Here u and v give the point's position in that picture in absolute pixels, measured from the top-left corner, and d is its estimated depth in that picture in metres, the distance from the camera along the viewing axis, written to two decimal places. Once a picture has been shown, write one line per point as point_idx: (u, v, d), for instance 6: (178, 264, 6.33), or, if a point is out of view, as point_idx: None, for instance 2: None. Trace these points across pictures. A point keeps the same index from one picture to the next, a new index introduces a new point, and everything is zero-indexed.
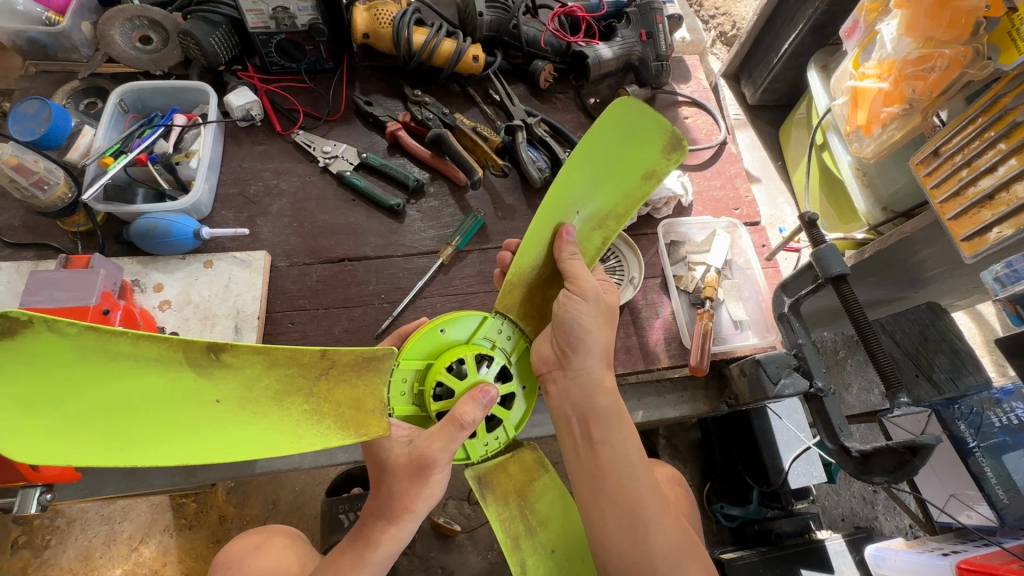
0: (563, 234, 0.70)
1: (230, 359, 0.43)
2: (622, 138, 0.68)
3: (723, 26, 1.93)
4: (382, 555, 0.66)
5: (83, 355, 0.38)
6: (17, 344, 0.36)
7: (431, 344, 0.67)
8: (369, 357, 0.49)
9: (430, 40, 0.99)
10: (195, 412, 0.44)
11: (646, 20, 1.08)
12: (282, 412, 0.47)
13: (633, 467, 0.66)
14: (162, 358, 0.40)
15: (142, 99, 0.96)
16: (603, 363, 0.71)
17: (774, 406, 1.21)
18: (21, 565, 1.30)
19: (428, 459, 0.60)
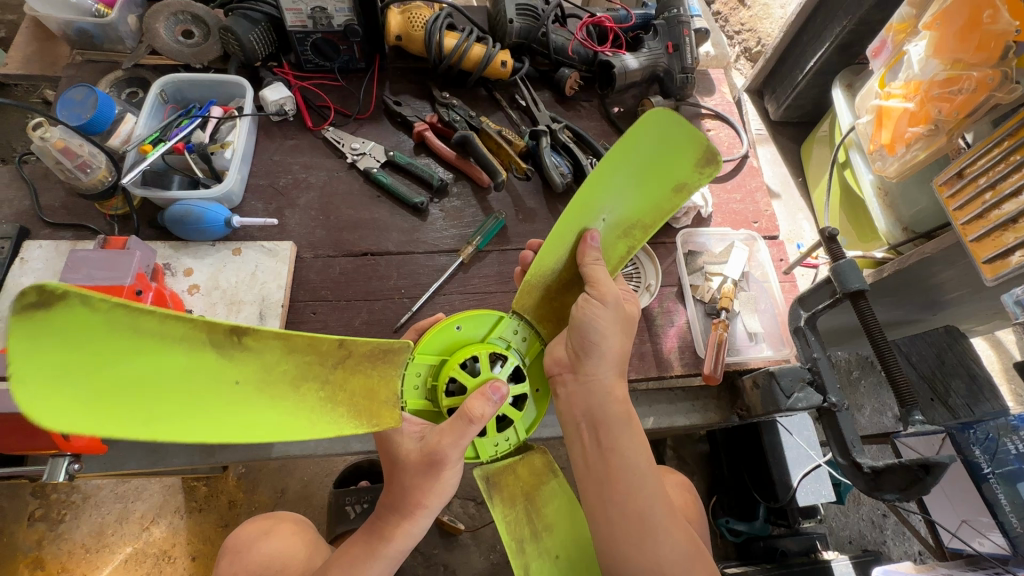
0: (586, 241, 0.71)
1: (252, 341, 0.43)
2: (655, 148, 0.68)
3: (748, 42, 1.95)
4: (394, 550, 0.68)
5: (113, 329, 0.38)
6: (45, 317, 0.36)
7: (447, 340, 0.70)
8: (387, 348, 0.51)
9: (461, 44, 1.02)
10: (219, 393, 0.44)
11: (673, 32, 1.09)
12: (298, 397, 0.48)
13: (643, 475, 0.66)
14: (189, 337, 0.41)
15: (181, 91, 1.00)
16: (616, 372, 0.71)
17: (785, 421, 1.20)
18: (35, 537, 1.33)
19: (439, 455, 0.62)
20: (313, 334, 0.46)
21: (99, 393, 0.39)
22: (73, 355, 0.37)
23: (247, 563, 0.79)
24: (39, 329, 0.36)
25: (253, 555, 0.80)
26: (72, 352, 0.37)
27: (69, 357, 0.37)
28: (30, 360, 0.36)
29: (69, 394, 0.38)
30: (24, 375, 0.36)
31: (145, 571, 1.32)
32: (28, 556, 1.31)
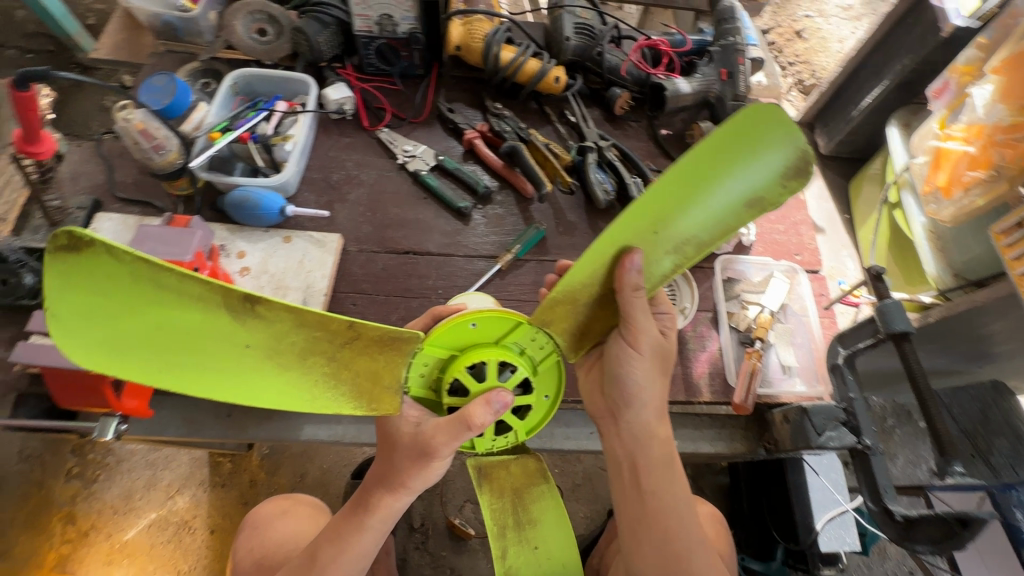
0: (627, 262, 0.59)
1: (264, 310, 0.46)
2: (745, 154, 0.51)
3: (801, 74, 1.94)
4: (378, 521, 0.70)
5: (138, 283, 0.43)
6: (85, 257, 0.42)
7: (458, 336, 0.62)
8: (395, 337, 0.55)
9: (517, 58, 1.05)
10: (227, 353, 0.50)
11: (728, 59, 1.10)
12: (305, 366, 0.54)
13: (680, 515, 0.70)
14: (204, 299, 0.44)
15: (251, 85, 1.06)
16: (659, 415, 0.73)
17: (812, 461, 1.15)
18: (70, 493, 1.39)
19: (431, 448, 0.63)
20: (325, 314, 0.48)
21: (120, 327, 0.47)
22: (102, 295, 0.44)
23: (264, 538, 0.82)
24: (75, 263, 0.42)
25: (271, 533, 0.83)
26: (102, 292, 0.44)
27: (100, 295, 0.44)
28: (64, 286, 0.43)
29: (100, 322, 0.46)
30: (64, 296, 0.44)
31: (166, 538, 1.37)
32: (61, 510, 1.37)
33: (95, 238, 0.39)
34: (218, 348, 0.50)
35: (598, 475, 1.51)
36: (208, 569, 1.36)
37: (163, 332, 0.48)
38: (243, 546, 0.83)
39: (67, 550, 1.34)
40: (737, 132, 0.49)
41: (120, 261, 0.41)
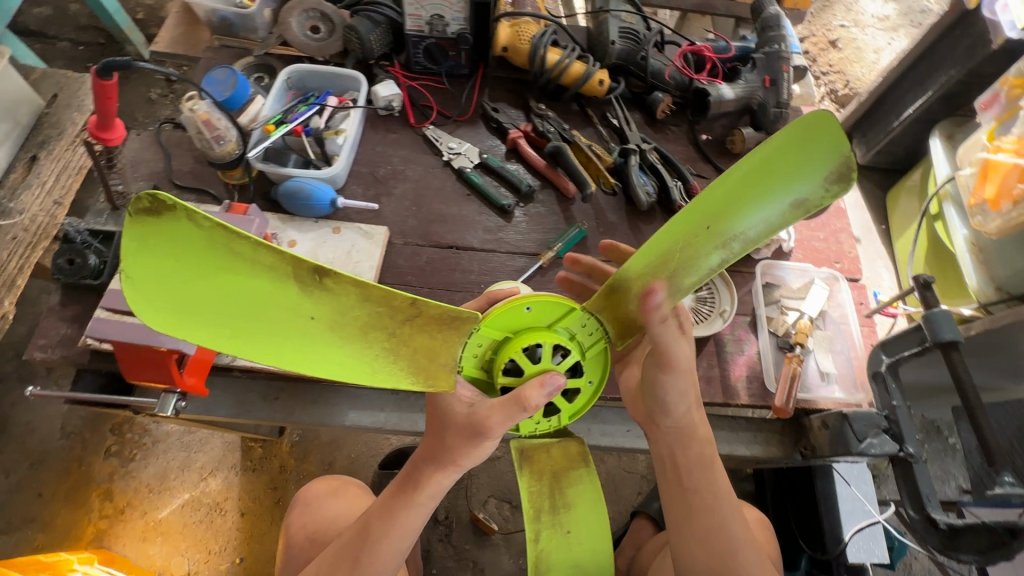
0: (648, 300, 0.61)
1: (331, 284, 0.46)
2: (792, 164, 0.53)
3: (835, 84, 1.93)
4: (427, 496, 0.72)
5: (214, 249, 0.44)
6: (160, 223, 0.43)
7: (514, 318, 0.64)
8: (452, 316, 0.55)
9: (563, 60, 1.07)
10: (294, 321, 0.50)
11: (772, 66, 1.11)
12: (366, 341, 0.54)
13: (724, 511, 0.73)
14: (275, 268, 0.45)
15: (304, 80, 1.10)
16: (697, 415, 0.76)
17: (843, 470, 1.11)
18: (108, 471, 1.43)
19: (484, 428, 0.64)
20: (390, 289, 0.48)
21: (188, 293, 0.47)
22: (175, 260, 0.45)
23: (318, 514, 0.87)
24: (150, 227, 0.43)
25: (323, 510, 0.87)
26: (174, 257, 0.45)
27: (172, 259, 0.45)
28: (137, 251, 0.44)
29: (168, 289, 0.47)
30: (136, 261, 0.44)
31: (198, 518, 1.41)
32: (100, 487, 1.41)
33: (177, 203, 0.40)
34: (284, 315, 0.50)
35: (621, 477, 1.52)
36: (238, 550, 1.39)
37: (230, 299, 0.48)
38: (296, 521, 0.88)
39: (104, 525, 1.38)
40: (788, 143, 0.51)
41: (199, 226, 0.42)
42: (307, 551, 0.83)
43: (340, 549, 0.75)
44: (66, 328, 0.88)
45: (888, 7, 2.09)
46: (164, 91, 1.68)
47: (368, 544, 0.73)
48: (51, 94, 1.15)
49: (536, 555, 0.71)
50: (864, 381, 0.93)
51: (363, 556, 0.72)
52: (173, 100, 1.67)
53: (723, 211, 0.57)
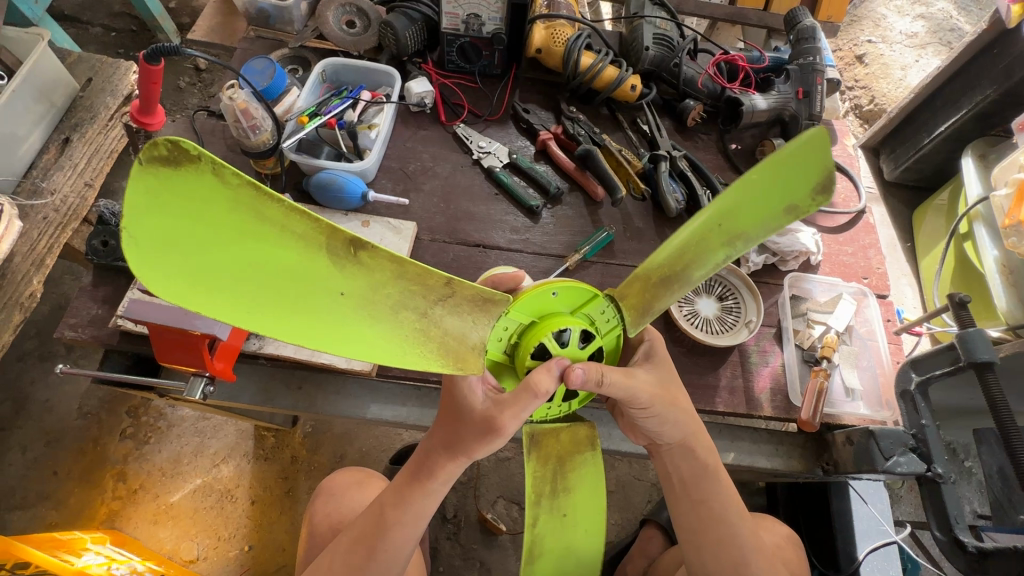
0: (569, 380, 0.61)
1: (366, 257, 0.45)
2: (787, 174, 0.50)
3: (860, 99, 1.92)
4: (438, 485, 0.72)
5: (242, 210, 0.40)
6: (177, 176, 0.37)
7: (540, 304, 0.62)
8: (487, 298, 0.55)
9: (596, 64, 1.08)
10: (327, 295, 0.45)
11: (806, 79, 1.10)
12: (397, 322, 0.50)
13: (734, 520, 0.78)
14: (308, 239, 0.42)
15: (338, 74, 1.11)
16: (698, 437, 0.77)
17: (858, 487, 1.09)
18: (123, 452, 1.44)
19: (498, 426, 0.64)
20: (426, 265, 0.48)
21: (207, 268, 0.41)
22: (194, 227, 0.39)
23: (340, 505, 0.92)
24: (167, 186, 0.37)
25: (346, 500, 0.93)
26: (192, 224, 0.39)
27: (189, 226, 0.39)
28: (146, 218, 0.38)
29: (182, 264, 0.40)
30: (146, 229, 0.38)
31: (209, 504, 1.41)
32: (114, 468, 1.42)
33: (205, 151, 0.36)
34: (317, 287, 0.45)
35: (630, 484, 1.51)
36: (247, 538, 1.40)
37: (256, 271, 0.42)
38: (320, 509, 0.93)
39: (116, 507, 1.39)
40: (779, 155, 0.50)
41: (229, 180, 0.38)
42: (329, 537, 0.88)
43: (357, 535, 0.75)
44: (97, 309, 0.88)
45: (917, 24, 2.07)
46: (193, 80, 1.69)
47: (383, 531, 0.73)
48: (86, 78, 1.13)
49: (533, 536, 0.72)
50: (889, 398, 0.92)
51: (380, 543, 0.73)
52: (201, 89, 1.68)
53: (724, 219, 0.56)
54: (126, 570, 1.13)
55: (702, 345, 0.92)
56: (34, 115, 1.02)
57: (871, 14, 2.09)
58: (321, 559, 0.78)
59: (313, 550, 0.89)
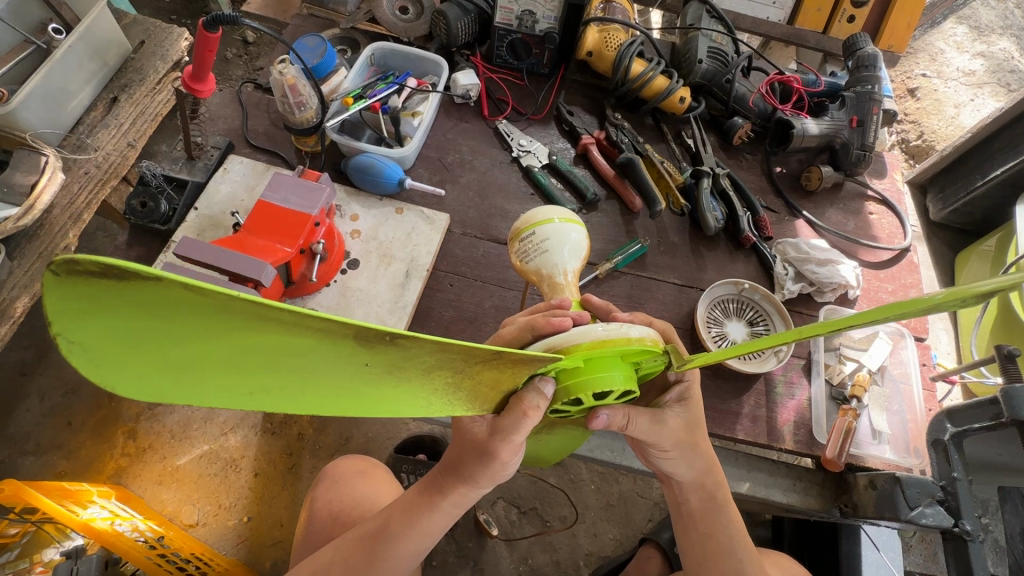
0: (592, 425, 0.60)
1: (404, 343, 0.36)
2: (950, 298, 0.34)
3: (908, 133, 1.85)
4: (450, 504, 0.70)
5: (220, 313, 0.32)
6: (132, 288, 0.30)
7: (589, 351, 0.53)
8: (533, 358, 0.47)
9: (647, 72, 1.06)
10: (339, 364, 0.37)
11: (862, 107, 1.07)
12: (426, 380, 0.42)
13: (739, 555, 0.76)
14: (328, 330, 0.33)
15: (386, 58, 1.11)
16: (710, 475, 0.75)
17: (871, 531, 1.02)
18: (136, 411, 1.46)
19: (492, 450, 0.61)
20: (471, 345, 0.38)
21: (171, 359, 0.35)
22: (155, 326, 0.32)
23: (344, 493, 0.92)
24: (112, 292, 0.30)
25: (351, 489, 0.93)
26: (149, 323, 0.32)
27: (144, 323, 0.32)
28: (85, 318, 0.31)
29: (156, 359, 0.35)
30: (105, 334, 0.32)
31: (214, 471, 1.43)
32: (126, 424, 1.44)
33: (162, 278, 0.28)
34: (319, 360, 0.37)
35: (632, 499, 1.49)
36: (247, 509, 1.41)
37: (241, 359, 0.36)
38: (322, 496, 0.93)
39: (124, 463, 1.40)
40: (953, 287, 0.32)
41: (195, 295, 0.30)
42: (330, 527, 0.88)
43: (360, 535, 0.75)
44: None
45: (975, 62, 2.01)
46: (240, 52, 1.71)
47: (386, 539, 0.72)
48: (138, 40, 1.14)
49: None
50: (917, 445, 0.89)
51: (381, 551, 0.72)
52: (246, 62, 1.70)
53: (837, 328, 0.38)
54: (128, 527, 1.14)
55: (728, 369, 0.89)
56: (86, 72, 1.04)
57: (928, 47, 2.03)
58: (321, 553, 0.78)
59: (311, 535, 0.89)
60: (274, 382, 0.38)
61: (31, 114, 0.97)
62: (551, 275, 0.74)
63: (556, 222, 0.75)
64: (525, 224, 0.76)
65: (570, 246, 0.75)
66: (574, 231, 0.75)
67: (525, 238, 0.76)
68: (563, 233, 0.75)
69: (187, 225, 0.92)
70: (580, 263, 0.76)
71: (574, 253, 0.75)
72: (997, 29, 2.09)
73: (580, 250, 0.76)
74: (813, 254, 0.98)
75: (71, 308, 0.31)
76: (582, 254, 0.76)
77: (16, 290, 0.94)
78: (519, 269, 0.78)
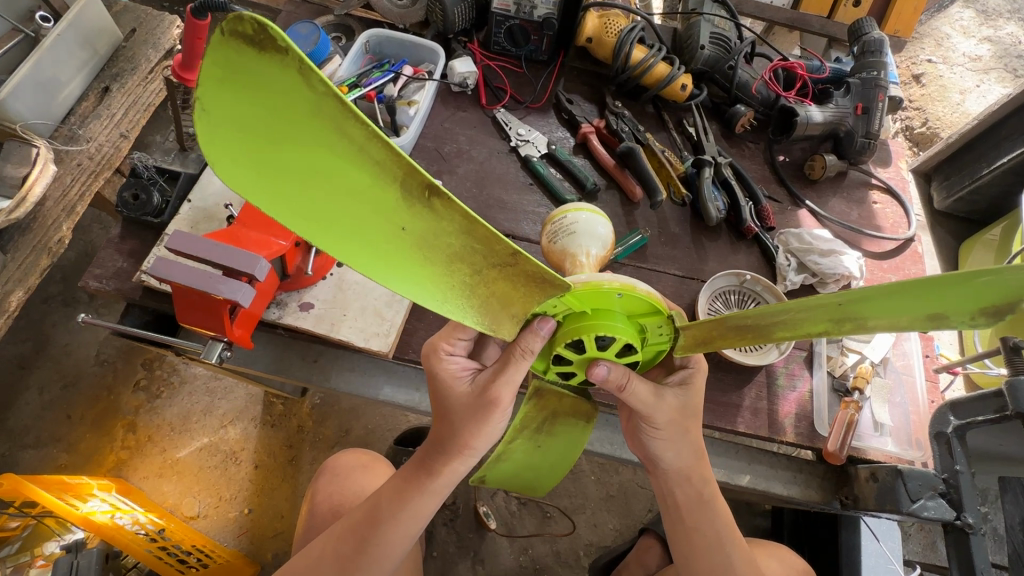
0: (589, 375, 0.60)
1: (437, 210, 0.39)
2: (969, 291, 0.39)
3: (912, 121, 1.82)
4: (441, 484, 0.70)
5: (319, 120, 0.34)
6: (265, 64, 0.32)
7: (599, 298, 0.53)
8: (547, 280, 0.48)
9: (648, 59, 1.04)
10: (378, 219, 0.41)
11: (867, 94, 1.05)
12: (445, 272, 0.47)
13: (725, 546, 0.75)
14: (381, 171, 0.36)
15: (381, 45, 1.08)
16: (697, 460, 0.74)
17: (871, 522, 1.01)
18: (135, 404, 1.46)
19: (492, 397, 0.63)
20: (495, 231, 0.41)
21: (269, 154, 0.37)
22: (267, 116, 0.34)
23: (344, 487, 0.92)
24: (252, 65, 0.32)
25: (351, 483, 0.93)
26: (259, 107, 0.34)
27: (257, 106, 0.34)
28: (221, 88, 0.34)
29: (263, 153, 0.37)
30: (229, 107, 0.34)
31: (214, 464, 1.43)
32: (125, 418, 1.44)
33: (294, 49, 0.30)
34: (369, 207, 0.40)
35: (632, 490, 1.49)
36: (248, 501, 1.41)
37: (320, 175, 0.38)
38: (323, 490, 0.93)
39: (124, 456, 1.40)
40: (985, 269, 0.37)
41: (310, 90, 0.32)
42: (330, 521, 0.88)
43: (349, 524, 0.74)
44: (122, 262, 0.89)
45: (982, 47, 1.97)
46: None
47: (376, 525, 0.71)
48: (130, 28, 1.12)
49: (504, 448, 0.75)
50: (919, 438, 0.89)
51: (371, 538, 0.71)
52: None
53: (865, 302, 0.41)
54: (128, 520, 1.14)
55: (729, 362, 0.88)
56: (77, 61, 1.02)
57: (934, 32, 1.99)
58: (315, 544, 0.77)
59: (311, 528, 0.89)
60: (332, 213, 0.41)
61: (20, 103, 0.95)
62: (571, 256, 0.71)
63: (587, 211, 0.74)
64: (558, 210, 0.76)
65: (597, 237, 0.72)
66: (603, 224, 0.73)
67: (555, 220, 0.75)
68: (592, 222, 0.73)
69: (180, 217, 0.90)
70: (605, 255, 0.73)
71: (601, 244, 0.72)
72: (1005, 13, 2.05)
73: (607, 243, 0.73)
74: (816, 244, 0.96)
75: (204, 70, 0.33)
76: (609, 247, 0.73)
77: (10, 284, 0.93)
78: (545, 256, 0.76)
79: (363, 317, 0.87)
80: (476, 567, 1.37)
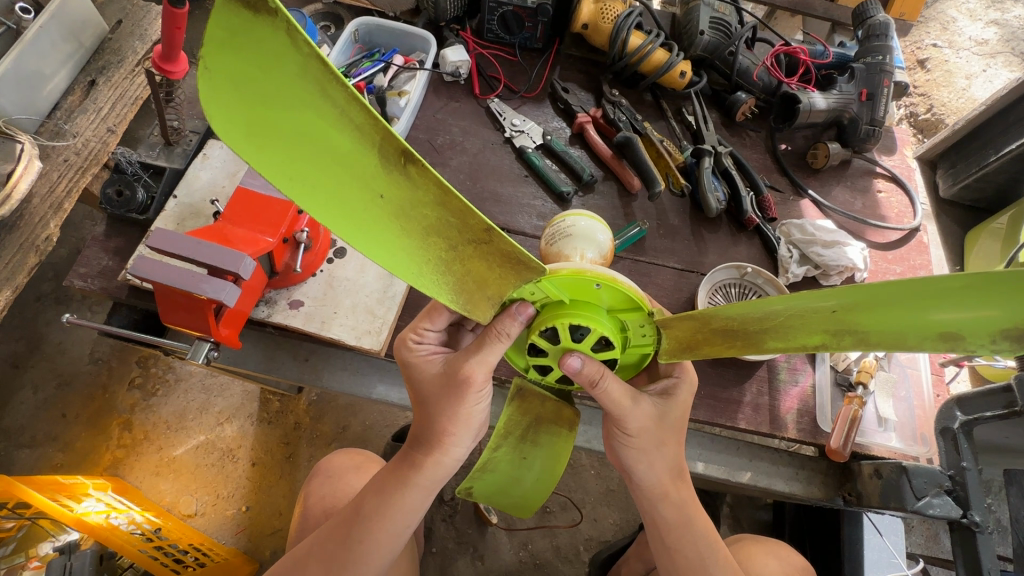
0: (563, 365, 0.56)
1: (412, 178, 0.37)
2: (984, 298, 0.36)
3: (917, 107, 1.78)
4: (426, 478, 0.68)
5: (303, 78, 0.32)
6: (253, 23, 0.31)
7: (578, 287, 0.52)
8: (523, 261, 0.46)
9: (646, 46, 1.00)
10: (357, 187, 0.40)
11: (871, 80, 1.02)
12: (423, 246, 0.45)
13: (706, 565, 0.72)
14: (361, 133, 0.35)
15: (371, 35, 1.06)
16: (673, 477, 0.71)
17: (874, 517, 1.00)
18: (130, 402, 1.44)
19: (465, 377, 0.60)
20: (471, 206, 0.39)
21: (257, 115, 0.36)
22: (254, 74, 0.33)
23: (337, 488, 0.91)
24: (243, 26, 0.31)
25: (344, 484, 0.91)
26: (248, 66, 0.33)
27: (248, 66, 0.33)
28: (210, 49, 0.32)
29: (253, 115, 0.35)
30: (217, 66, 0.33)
31: (211, 461, 1.42)
32: (121, 417, 1.43)
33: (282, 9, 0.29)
34: (348, 174, 0.39)
35: None
36: (245, 499, 1.40)
37: (305, 140, 0.37)
38: (315, 492, 0.92)
39: (120, 455, 1.39)
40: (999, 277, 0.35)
41: (295, 48, 0.31)
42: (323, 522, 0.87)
43: (335, 523, 0.73)
44: (108, 259, 0.87)
45: (988, 31, 1.93)
46: None
47: (360, 521, 0.70)
48: (115, 20, 1.09)
49: (487, 457, 0.73)
50: (924, 433, 0.87)
51: (356, 535, 0.70)
52: None
53: (864, 304, 0.40)
54: (124, 520, 1.13)
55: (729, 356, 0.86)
56: (60, 54, 1.00)
57: (940, 16, 1.95)
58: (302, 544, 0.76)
59: (304, 529, 0.88)
60: (315, 182, 0.39)
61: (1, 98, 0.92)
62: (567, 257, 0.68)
63: (587, 218, 0.72)
64: (558, 216, 0.74)
65: (595, 242, 0.69)
66: (602, 232, 0.71)
67: (554, 225, 0.73)
68: (591, 228, 0.70)
69: (166, 214, 0.88)
70: (602, 261, 0.70)
71: (598, 250, 0.70)
72: None
73: (605, 251, 0.70)
74: (818, 235, 0.94)
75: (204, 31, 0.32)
76: (606, 255, 0.70)
77: None
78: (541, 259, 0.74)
79: (354, 315, 0.85)
80: (475, 563, 1.36)
